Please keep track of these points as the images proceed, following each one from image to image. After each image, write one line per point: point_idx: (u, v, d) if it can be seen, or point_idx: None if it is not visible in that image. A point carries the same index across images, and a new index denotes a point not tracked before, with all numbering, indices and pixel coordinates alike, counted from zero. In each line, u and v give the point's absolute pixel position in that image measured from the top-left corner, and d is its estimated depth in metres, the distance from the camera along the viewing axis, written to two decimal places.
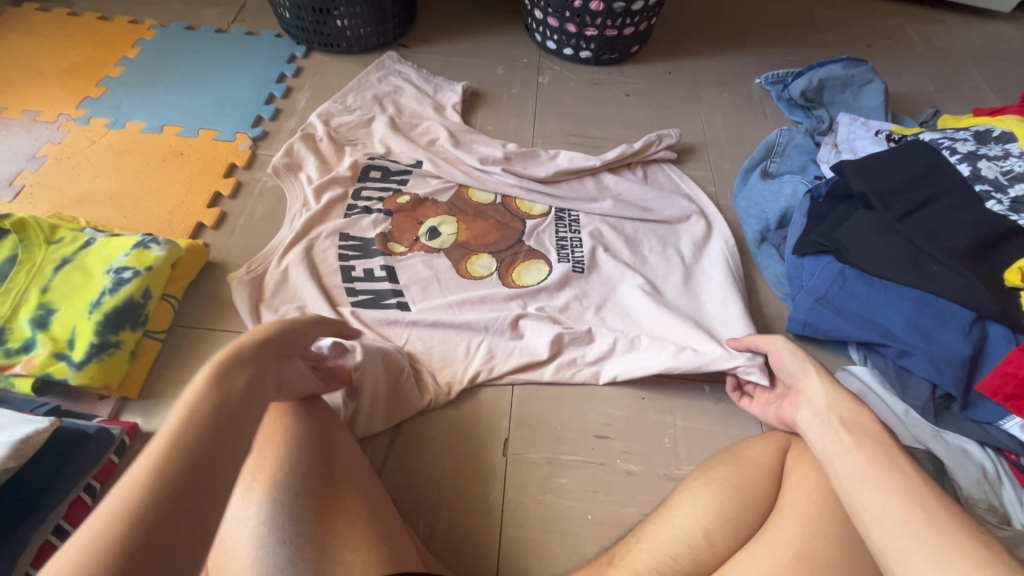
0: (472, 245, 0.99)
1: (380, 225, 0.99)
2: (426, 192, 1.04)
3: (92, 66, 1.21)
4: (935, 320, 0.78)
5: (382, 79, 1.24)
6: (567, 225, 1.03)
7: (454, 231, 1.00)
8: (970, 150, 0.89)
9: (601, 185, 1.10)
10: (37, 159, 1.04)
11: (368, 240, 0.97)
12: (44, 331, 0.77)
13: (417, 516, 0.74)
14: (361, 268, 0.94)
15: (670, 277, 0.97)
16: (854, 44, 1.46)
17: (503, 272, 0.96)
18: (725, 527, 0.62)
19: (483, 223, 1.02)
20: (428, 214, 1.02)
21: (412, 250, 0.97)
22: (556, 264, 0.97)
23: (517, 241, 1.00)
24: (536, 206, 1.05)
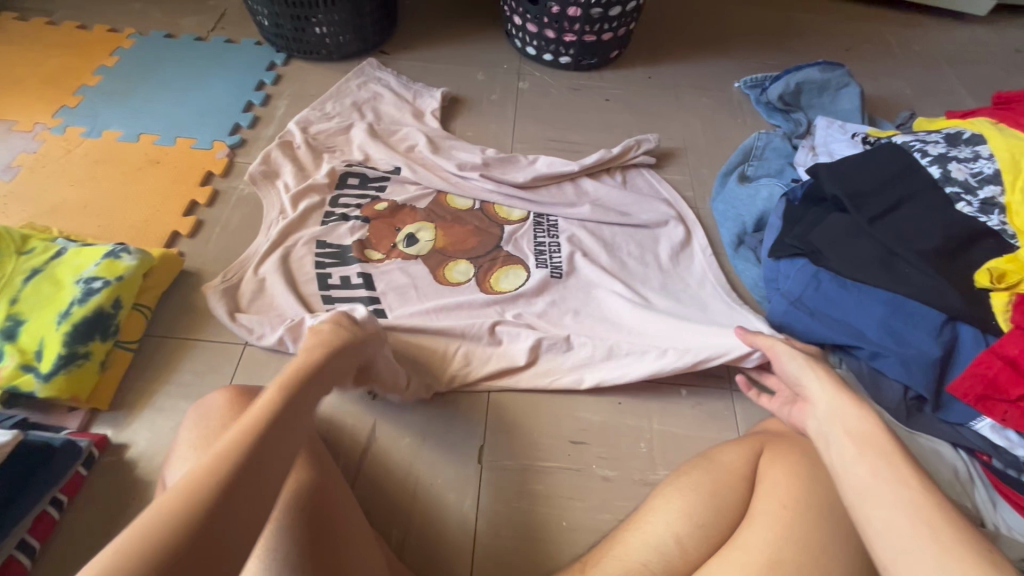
0: (449, 251, 0.99)
1: (357, 232, 0.99)
2: (404, 199, 1.04)
3: (69, 75, 1.20)
4: (906, 322, 0.78)
5: (361, 86, 1.24)
6: (546, 230, 1.03)
7: (432, 237, 1.00)
8: (941, 152, 0.89)
9: (579, 189, 1.09)
10: (11, 169, 1.03)
11: (345, 247, 0.97)
12: (11, 342, 0.76)
13: (390, 526, 0.73)
14: (337, 276, 0.93)
15: (649, 281, 0.97)
16: (832, 48, 1.47)
17: (481, 278, 0.96)
18: (697, 533, 0.62)
19: (462, 229, 1.02)
20: (406, 220, 1.02)
21: (390, 256, 0.97)
22: (534, 269, 0.97)
23: (495, 247, 1.00)
24: (515, 212, 1.05)
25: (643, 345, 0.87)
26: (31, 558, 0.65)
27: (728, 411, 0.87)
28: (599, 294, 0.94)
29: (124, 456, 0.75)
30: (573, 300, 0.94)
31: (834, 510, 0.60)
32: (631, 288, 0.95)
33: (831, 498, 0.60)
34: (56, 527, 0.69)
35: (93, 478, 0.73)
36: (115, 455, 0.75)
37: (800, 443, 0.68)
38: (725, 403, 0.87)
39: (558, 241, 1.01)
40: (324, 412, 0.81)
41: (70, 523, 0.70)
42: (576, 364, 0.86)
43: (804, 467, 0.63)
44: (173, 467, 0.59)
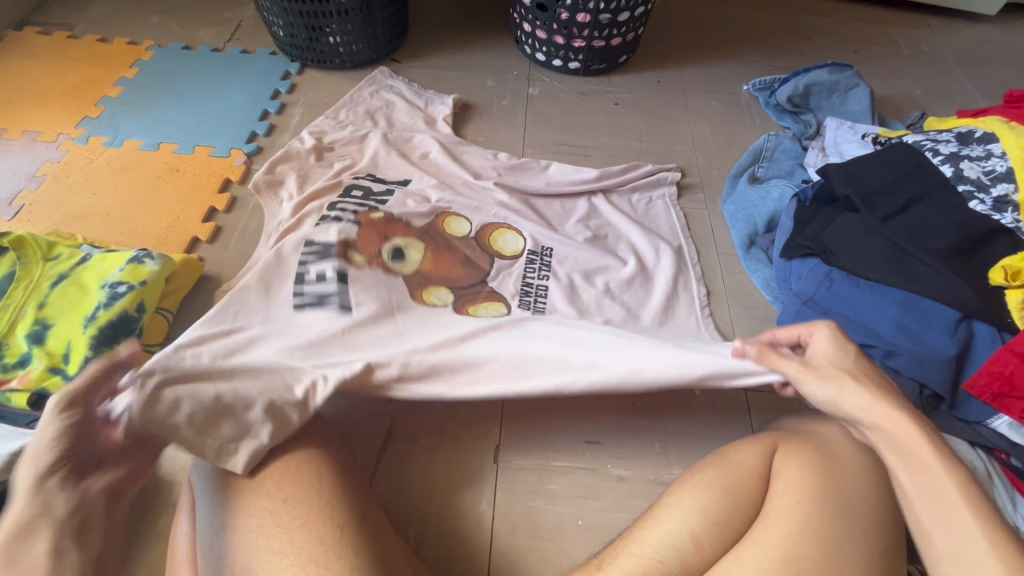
0: (434, 276, 0.88)
1: (343, 230, 0.87)
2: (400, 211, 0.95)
3: (91, 87, 1.24)
4: (921, 320, 0.78)
5: (374, 94, 1.26)
6: (536, 270, 0.94)
7: (419, 260, 0.90)
8: (953, 151, 0.89)
9: (591, 203, 1.08)
10: (36, 178, 1.06)
11: (328, 245, 0.85)
12: (40, 346, 0.78)
13: (407, 524, 0.74)
14: (313, 273, 0.82)
15: (645, 307, 0.92)
16: (840, 50, 1.47)
17: (459, 307, 0.85)
18: (713, 531, 0.62)
19: (451, 257, 0.92)
20: (398, 234, 0.92)
21: (370, 264, 0.85)
22: (515, 309, 0.87)
23: (480, 282, 0.90)
24: (508, 245, 0.96)
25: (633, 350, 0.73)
26: None
27: (741, 410, 0.87)
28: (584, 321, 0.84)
29: None
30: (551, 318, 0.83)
31: (850, 505, 0.60)
32: (626, 314, 0.90)
33: (847, 494, 0.61)
34: None
35: None
36: None
37: (813, 439, 0.67)
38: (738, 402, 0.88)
39: (546, 284, 0.92)
40: (339, 413, 0.82)
41: None
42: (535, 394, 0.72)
43: (819, 464, 0.64)
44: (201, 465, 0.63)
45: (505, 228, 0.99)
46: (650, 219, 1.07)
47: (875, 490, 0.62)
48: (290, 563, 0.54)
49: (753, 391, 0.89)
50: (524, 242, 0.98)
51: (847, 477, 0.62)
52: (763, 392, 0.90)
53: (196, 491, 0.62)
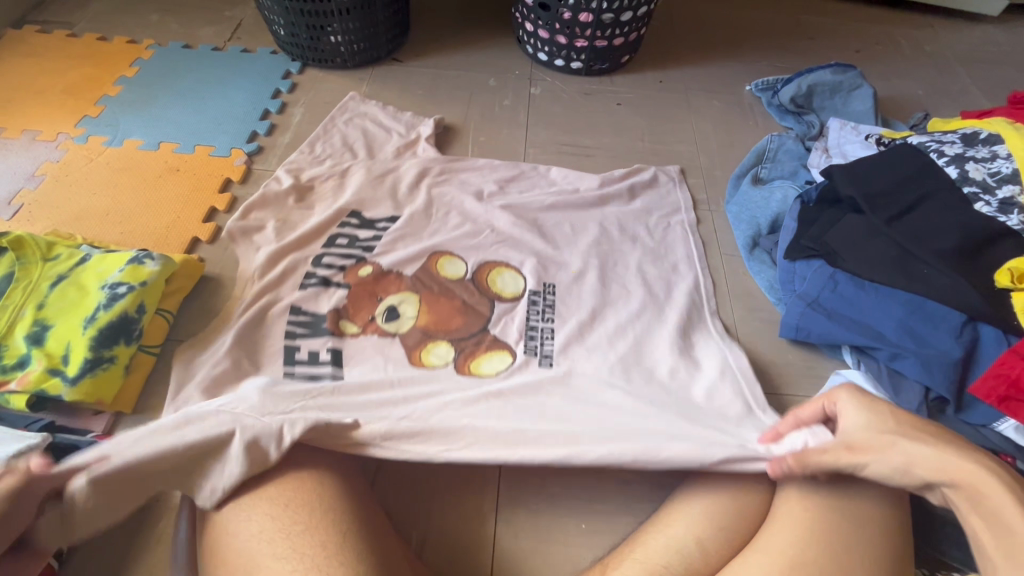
0: (431, 330, 0.86)
1: (334, 299, 0.88)
2: (390, 263, 0.93)
3: (91, 86, 1.23)
4: (926, 322, 0.78)
5: (348, 121, 1.18)
6: (540, 310, 0.89)
7: (414, 313, 0.88)
8: (958, 153, 0.89)
9: (604, 226, 1.03)
10: (36, 178, 1.06)
11: (320, 316, 0.86)
12: (38, 347, 0.77)
13: (409, 528, 0.73)
14: (304, 349, 0.82)
15: (659, 349, 0.85)
16: (843, 50, 1.47)
17: (460, 364, 0.82)
18: (719, 536, 0.62)
19: (448, 304, 0.89)
20: (390, 289, 0.91)
21: (365, 332, 0.85)
22: (519, 356, 0.84)
23: (481, 329, 0.86)
24: (508, 286, 0.92)
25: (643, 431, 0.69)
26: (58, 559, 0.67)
27: None
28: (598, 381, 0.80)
29: None
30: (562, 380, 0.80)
31: (860, 510, 0.59)
32: (637, 354, 0.84)
33: (856, 498, 0.60)
34: None
35: None
36: None
37: None
38: None
39: (552, 325, 0.88)
40: None
41: None
42: (545, 459, 0.67)
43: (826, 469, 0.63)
44: None
45: (503, 266, 0.95)
46: (665, 249, 1.02)
47: (884, 495, 0.61)
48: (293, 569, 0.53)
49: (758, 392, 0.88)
50: (526, 281, 0.93)
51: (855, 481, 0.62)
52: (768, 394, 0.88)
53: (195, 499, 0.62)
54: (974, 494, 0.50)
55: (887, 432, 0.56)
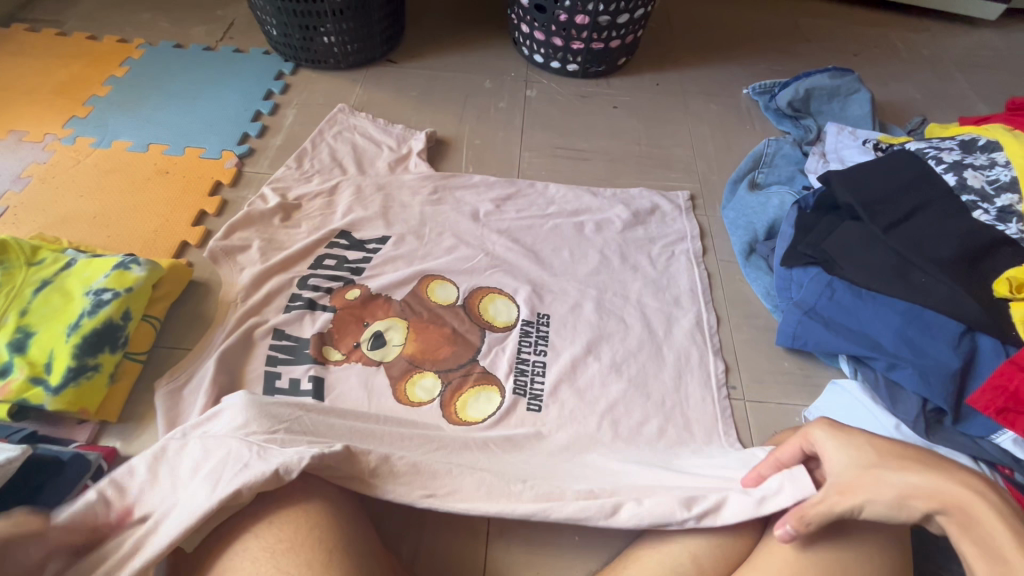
0: (418, 360, 0.85)
1: (319, 323, 0.87)
2: (380, 286, 0.92)
3: (80, 85, 1.21)
4: (924, 332, 0.77)
5: (336, 136, 1.15)
6: (532, 343, 0.88)
7: (401, 340, 0.87)
8: (956, 159, 0.88)
9: (604, 254, 1.00)
10: (22, 180, 1.04)
11: (304, 341, 0.85)
12: (20, 355, 0.76)
13: (401, 539, 0.72)
14: (286, 376, 0.81)
15: (652, 396, 0.84)
16: (841, 53, 1.46)
17: (447, 401, 0.81)
18: (715, 553, 0.61)
19: (437, 332, 0.88)
20: (377, 313, 0.89)
21: (350, 359, 0.84)
22: (508, 395, 0.82)
23: (470, 360, 0.86)
24: (500, 314, 0.91)
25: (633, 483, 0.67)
26: None
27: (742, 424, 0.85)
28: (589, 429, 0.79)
29: None
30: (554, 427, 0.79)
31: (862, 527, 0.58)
32: (629, 399, 0.83)
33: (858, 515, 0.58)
34: None
35: None
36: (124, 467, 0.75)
37: None
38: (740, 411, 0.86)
39: (544, 360, 0.86)
40: None
41: None
42: (529, 512, 0.64)
43: None
44: None
45: (496, 292, 0.94)
46: (666, 280, 0.99)
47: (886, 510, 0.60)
48: None
49: (753, 400, 0.87)
50: (518, 309, 0.92)
51: None
52: (764, 402, 0.87)
53: None
54: (965, 519, 0.50)
55: (875, 467, 0.54)
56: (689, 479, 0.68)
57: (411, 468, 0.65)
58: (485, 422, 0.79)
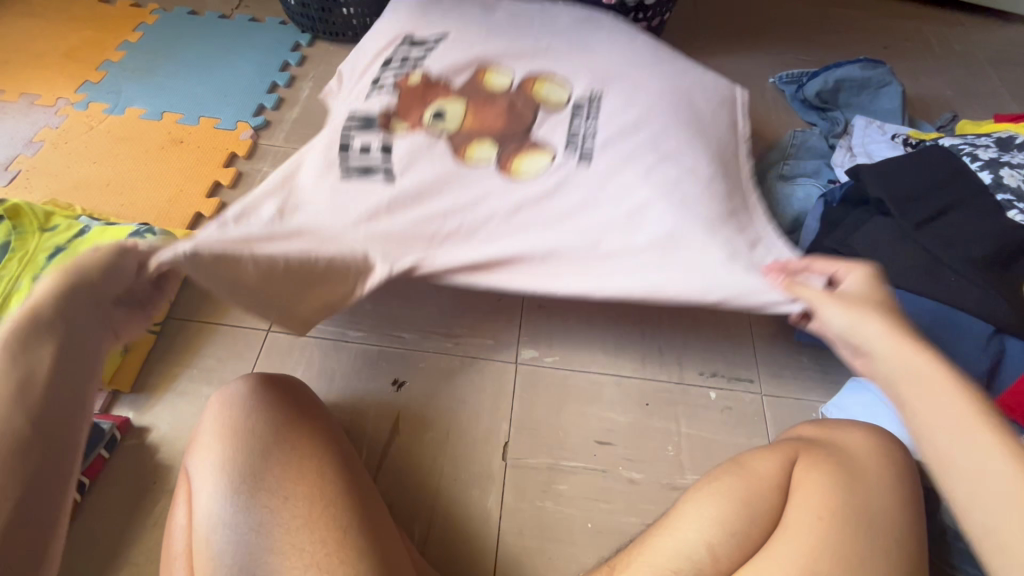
0: (478, 130, 0.90)
1: (385, 101, 0.92)
2: (438, 73, 0.95)
3: (93, 50, 1.19)
4: (952, 333, 0.76)
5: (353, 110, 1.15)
6: (585, 114, 0.92)
7: (459, 116, 0.91)
8: (993, 157, 0.86)
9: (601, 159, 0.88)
10: (34, 144, 1.02)
11: (371, 113, 0.91)
12: None
13: (411, 521, 0.72)
14: (360, 141, 0.88)
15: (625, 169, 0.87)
16: (870, 46, 1.42)
17: (504, 159, 0.88)
18: (728, 542, 0.61)
19: (494, 109, 0.92)
20: (439, 94, 0.92)
21: (415, 128, 0.89)
22: (561, 153, 0.89)
23: (527, 127, 0.90)
24: (554, 94, 0.93)
25: (579, 222, 0.85)
26: None
27: (758, 416, 0.84)
28: (643, 70, 0.97)
29: (146, 439, 0.75)
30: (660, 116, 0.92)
31: (872, 519, 0.60)
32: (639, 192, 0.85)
33: (868, 508, 0.60)
34: (77, 509, 0.69)
35: (114, 461, 0.73)
36: (137, 438, 0.75)
37: (838, 451, 0.66)
38: (756, 407, 0.85)
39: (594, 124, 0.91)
40: (347, 401, 0.80)
41: (90, 507, 0.69)
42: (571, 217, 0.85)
43: (841, 478, 0.63)
44: (198, 455, 0.60)
45: (549, 76, 0.96)
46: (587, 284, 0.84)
47: (896, 504, 0.62)
48: (294, 565, 0.51)
49: (771, 395, 0.86)
50: (572, 89, 0.94)
51: (869, 492, 0.62)
52: (782, 397, 0.86)
53: (192, 480, 0.59)
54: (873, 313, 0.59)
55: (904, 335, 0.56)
56: (656, 258, 0.83)
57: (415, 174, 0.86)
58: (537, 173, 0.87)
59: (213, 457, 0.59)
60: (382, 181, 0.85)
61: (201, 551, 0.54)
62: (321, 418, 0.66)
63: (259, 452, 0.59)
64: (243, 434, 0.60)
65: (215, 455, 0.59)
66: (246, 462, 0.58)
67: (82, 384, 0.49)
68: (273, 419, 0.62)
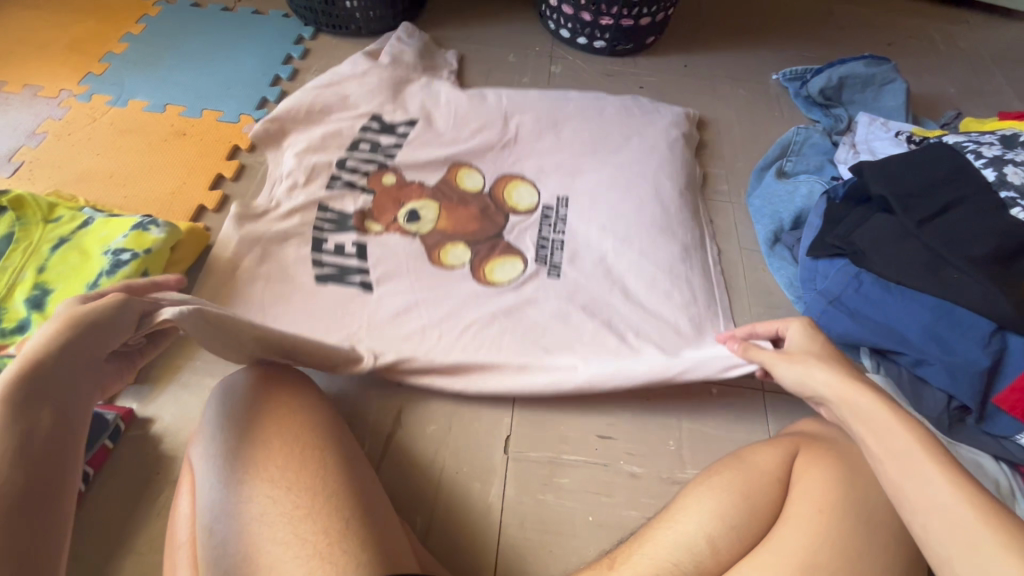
0: (450, 232, 0.94)
1: (360, 201, 0.96)
2: (411, 173, 1.01)
3: (96, 42, 1.18)
4: (953, 329, 0.76)
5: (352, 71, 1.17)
6: (552, 224, 0.97)
7: (434, 217, 0.96)
8: (997, 155, 0.85)
9: (572, 256, 0.93)
10: (37, 135, 1.02)
11: (346, 214, 0.94)
12: (39, 312, 0.76)
13: (413, 513, 0.73)
14: (333, 242, 0.91)
15: (592, 270, 0.92)
16: (875, 43, 1.42)
17: (476, 266, 0.91)
18: (729, 535, 0.61)
19: (465, 212, 0.97)
20: (411, 196, 0.98)
21: (388, 231, 0.93)
22: (531, 262, 0.92)
23: (496, 235, 0.95)
24: (522, 200, 1.00)
25: (549, 322, 0.86)
26: None
27: (758, 411, 0.84)
28: (600, 158, 1.06)
29: (150, 430, 0.75)
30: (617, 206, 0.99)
31: (871, 513, 0.60)
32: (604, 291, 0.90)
33: (869, 503, 0.61)
34: (82, 499, 0.69)
35: (119, 451, 0.73)
36: (141, 429, 0.75)
37: (838, 447, 0.67)
38: (756, 402, 0.85)
39: (562, 237, 0.96)
40: (350, 393, 0.81)
41: (94, 497, 0.70)
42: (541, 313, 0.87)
43: (842, 472, 0.63)
44: (202, 446, 0.60)
45: (519, 180, 1.02)
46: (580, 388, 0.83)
47: None
48: (296, 555, 0.51)
49: (772, 391, 0.86)
50: (539, 195, 1.01)
51: (869, 487, 0.62)
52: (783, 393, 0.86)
53: (196, 470, 0.59)
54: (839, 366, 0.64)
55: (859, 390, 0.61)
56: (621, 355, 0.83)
57: (393, 277, 0.88)
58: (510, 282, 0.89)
59: (217, 448, 0.59)
60: (363, 292, 0.86)
61: (205, 541, 0.54)
62: (326, 411, 0.67)
63: (263, 443, 0.59)
64: (246, 425, 0.60)
65: (220, 446, 0.59)
66: (250, 454, 0.58)
67: (73, 428, 0.47)
68: (278, 411, 0.62)
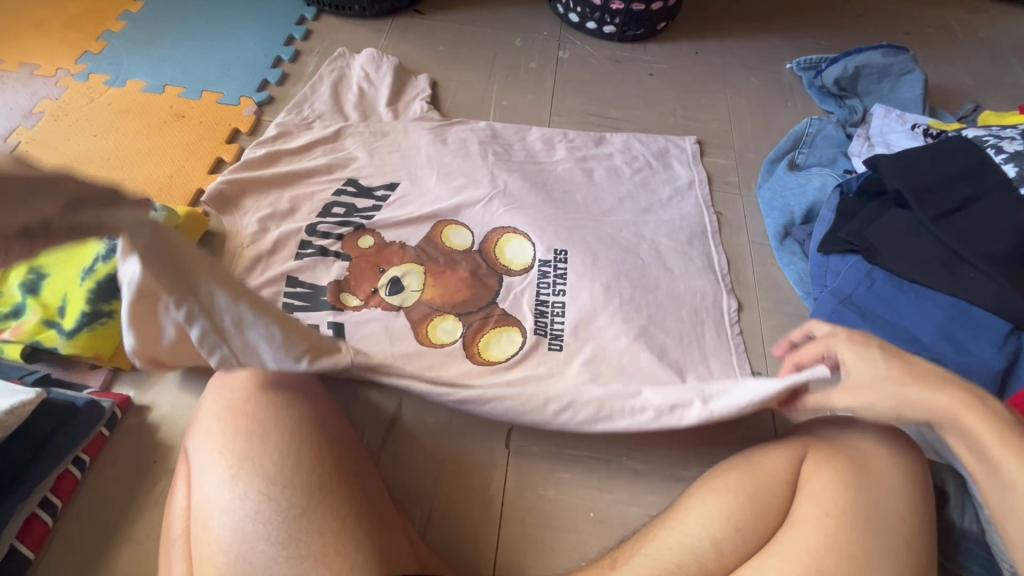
0: (439, 304, 0.84)
1: (335, 271, 0.85)
2: (392, 234, 0.90)
3: (94, 20, 1.16)
4: (967, 329, 0.74)
5: (331, 73, 1.11)
6: (551, 284, 0.87)
7: (419, 286, 0.85)
8: (1019, 150, 0.82)
9: (579, 322, 0.83)
10: (33, 115, 1.00)
11: (320, 288, 0.83)
12: (34, 296, 0.75)
13: (414, 506, 0.72)
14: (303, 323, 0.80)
15: (605, 336, 0.82)
16: (892, 31, 1.38)
17: (468, 343, 0.80)
18: (735, 537, 0.60)
19: (453, 277, 0.86)
20: (393, 260, 0.88)
21: (369, 304, 0.83)
22: (530, 334, 0.82)
23: (490, 302, 0.84)
24: (516, 257, 0.89)
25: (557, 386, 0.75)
26: (54, 517, 0.66)
27: (764, 412, 0.83)
28: (597, 219, 0.96)
29: (146, 418, 0.74)
30: (619, 263, 0.90)
31: (879, 515, 0.59)
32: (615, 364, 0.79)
33: (877, 505, 0.60)
34: (77, 487, 0.68)
35: (115, 439, 0.72)
36: (137, 416, 0.74)
37: (847, 449, 0.66)
38: None
39: (563, 301, 0.85)
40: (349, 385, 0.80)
41: (91, 484, 0.69)
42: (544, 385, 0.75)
43: (849, 475, 0.62)
44: (200, 438, 0.59)
45: (510, 233, 0.92)
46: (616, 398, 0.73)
47: (904, 497, 0.61)
48: (289, 557, 0.50)
49: None
50: (533, 249, 0.90)
51: (876, 489, 0.61)
52: None
53: (193, 461, 0.58)
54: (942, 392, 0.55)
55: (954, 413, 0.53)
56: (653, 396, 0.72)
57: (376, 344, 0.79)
58: (508, 361, 0.79)
59: (213, 442, 0.58)
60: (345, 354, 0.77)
61: (201, 535, 0.53)
62: (326, 405, 0.65)
63: (259, 437, 0.57)
64: (243, 419, 0.59)
65: (218, 439, 0.58)
66: (246, 448, 0.56)
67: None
68: (275, 406, 0.61)
